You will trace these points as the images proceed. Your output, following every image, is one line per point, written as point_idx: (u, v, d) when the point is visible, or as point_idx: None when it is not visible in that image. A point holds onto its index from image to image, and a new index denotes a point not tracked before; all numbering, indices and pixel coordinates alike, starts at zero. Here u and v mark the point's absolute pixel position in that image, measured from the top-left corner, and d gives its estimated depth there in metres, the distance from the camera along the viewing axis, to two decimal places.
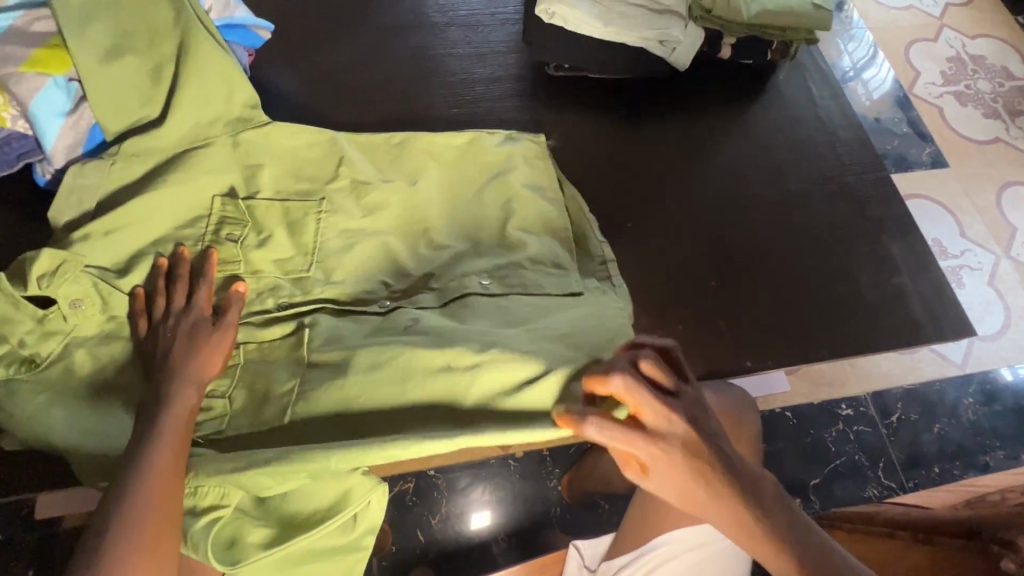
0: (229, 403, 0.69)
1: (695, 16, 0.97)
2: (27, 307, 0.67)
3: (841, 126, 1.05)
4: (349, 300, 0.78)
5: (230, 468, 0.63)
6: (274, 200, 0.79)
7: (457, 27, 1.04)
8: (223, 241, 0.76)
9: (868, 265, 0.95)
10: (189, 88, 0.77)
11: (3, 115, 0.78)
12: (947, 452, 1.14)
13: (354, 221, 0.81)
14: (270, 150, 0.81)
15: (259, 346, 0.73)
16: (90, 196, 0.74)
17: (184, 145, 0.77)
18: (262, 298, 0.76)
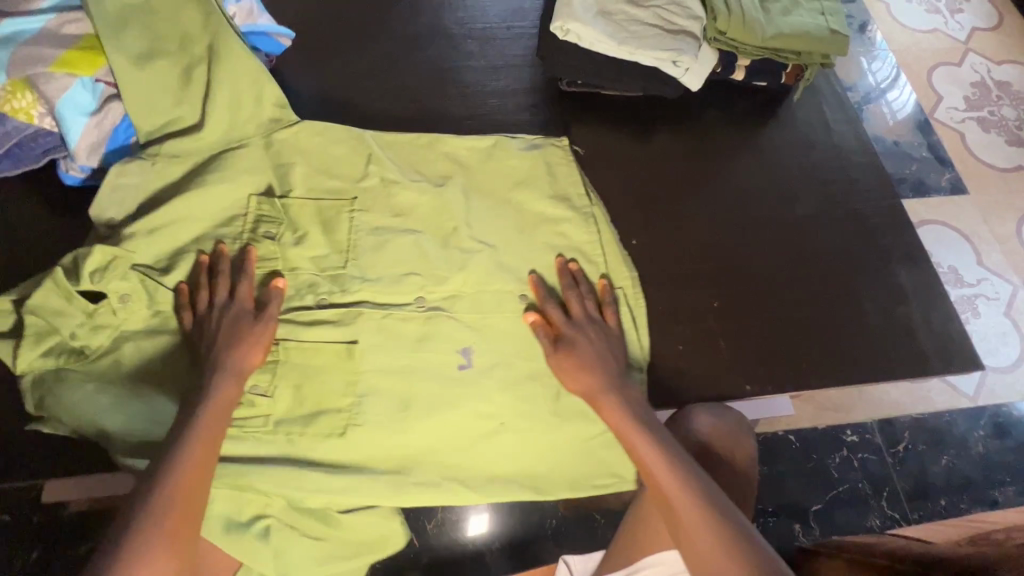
0: (274, 403, 0.73)
1: (707, 37, 0.94)
2: (79, 301, 0.70)
3: (856, 151, 1.04)
4: (385, 296, 0.80)
5: (284, 478, 0.71)
6: (306, 198, 0.82)
7: (473, 40, 1.06)
8: (261, 239, 0.78)
9: (877, 291, 0.94)
10: (220, 92, 0.80)
11: (31, 112, 0.80)
12: (954, 485, 1.13)
13: (384, 220, 0.83)
14: (300, 150, 0.84)
15: (299, 345, 0.75)
16: (132, 196, 0.77)
17: (209, 149, 0.80)
18: (301, 295, 0.77)
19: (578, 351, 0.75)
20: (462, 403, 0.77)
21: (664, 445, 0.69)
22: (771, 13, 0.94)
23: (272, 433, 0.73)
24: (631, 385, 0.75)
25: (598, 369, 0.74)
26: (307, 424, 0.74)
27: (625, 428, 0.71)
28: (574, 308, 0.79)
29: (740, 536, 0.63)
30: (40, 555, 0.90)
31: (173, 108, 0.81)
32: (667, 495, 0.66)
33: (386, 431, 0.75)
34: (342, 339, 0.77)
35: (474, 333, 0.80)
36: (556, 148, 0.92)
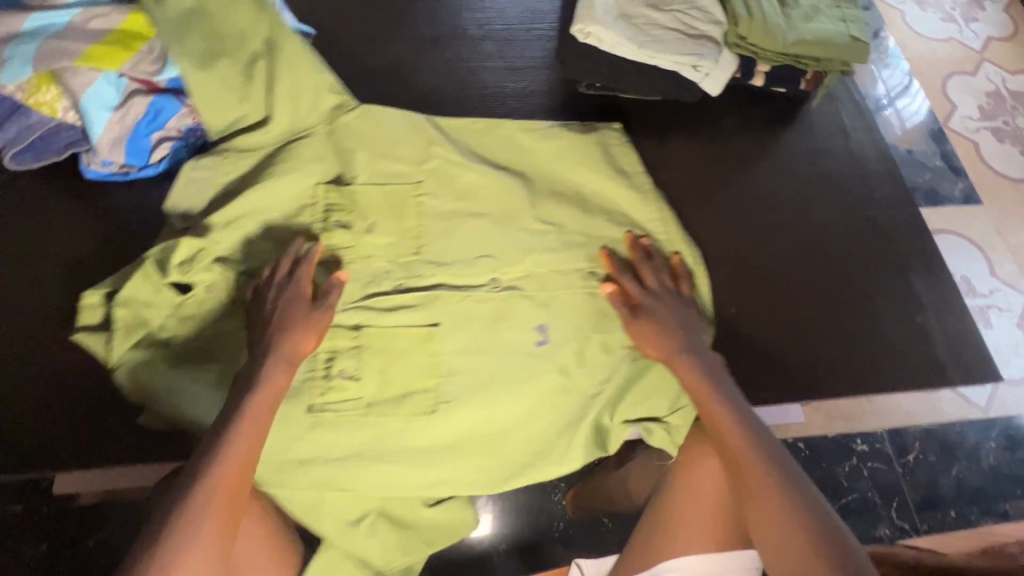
0: (361, 386, 0.75)
1: (728, 43, 0.93)
2: (166, 293, 0.75)
3: (874, 159, 1.04)
4: (461, 279, 0.81)
5: (371, 461, 0.75)
6: (373, 184, 0.82)
7: (492, 41, 1.06)
8: (336, 227, 0.79)
9: (893, 300, 0.94)
10: (280, 82, 0.81)
11: (55, 106, 0.81)
12: (964, 497, 1.12)
13: (450, 205, 0.83)
14: (359, 135, 0.83)
15: (381, 330, 0.77)
16: (205, 189, 0.80)
17: (256, 143, 0.81)
18: (378, 281, 0.79)
19: (655, 319, 0.76)
20: (480, 403, 0.78)
21: (732, 404, 0.73)
22: (793, 18, 0.94)
23: (364, 415, 0.75)
24: (706, 350, 0.77)
25: (674, 337, 0.76)
26: (398, 405, 0.76)
27: (695, 384, 0.74)
28: (650, 280, 0.79)
29: (800, 490, 0.66)
30: (49, 546, 0.97)
31: (233, 100, 0.82)
32: (729, 447, 0.70)
33: (397, 428, 0.76)
34: (424, 323, 0.78)
35: (491, 334, 0.80)
36: (614, 133, 0.93)
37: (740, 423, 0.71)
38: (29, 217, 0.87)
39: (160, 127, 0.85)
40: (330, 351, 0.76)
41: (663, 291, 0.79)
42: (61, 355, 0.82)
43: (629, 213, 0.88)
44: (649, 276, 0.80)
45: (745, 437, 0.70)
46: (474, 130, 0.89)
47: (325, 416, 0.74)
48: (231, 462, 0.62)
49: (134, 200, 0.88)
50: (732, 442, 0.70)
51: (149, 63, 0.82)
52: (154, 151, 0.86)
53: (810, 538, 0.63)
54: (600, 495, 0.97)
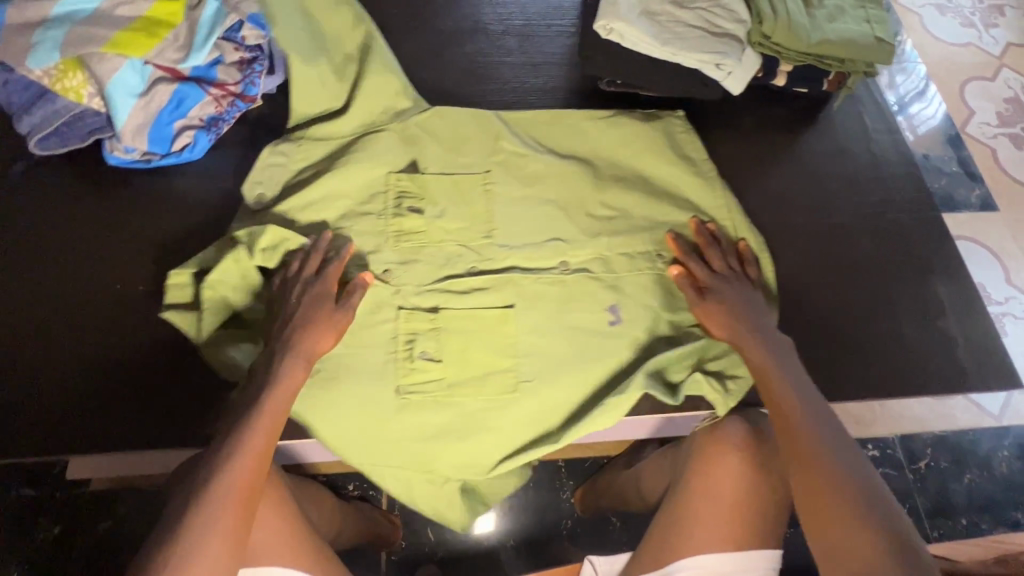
0: (445, 366, 0.77)
1: (751, 41, 0.93)
2: (253, 276, 0.76)
3: (895, 162, 1.03)
4: (531, 262, 0.84)
5: (438, 447, 0.76)
6: (442, 174, 0.86)
7: (512, 36, 1.06)
8: (408, 213, 0.83)
9: (913, 304, 0.93)
10: (367, 80, 0.88)
11: (81, 92, 0.81)
12: (975, 505, 1.14)
13: (518, 191, 0.87)
14: (432, 132, 0.89)
15: (459, 312, 0.80)
16: (281, 174, 0.84)
17: (344, 136, 0.86)
18: (452, 264, 0.82)
19: (725, 300, 0.77)
20: (498, 398, 0.77)
21: (799, 390, 0.70)
22: (817, 18, 0.93)
23: (448, 395, 0.77)
24: (775, 334, 0.76)
25: (743, 317, 0.76)
26: (481, 384, 0.77)
27: (763, 364, 0.73)
28: (717, 263, 0.81)
29: (861, 482, 0.63)
30: (61, 529, 1.05)
31: (313, 94, 0.88)
32: (796, 433, 0.67)
33: (406, 420, 0.75)
34: (500, 305, 0.81)
35: (511, 329, 0.80)
36: (676, 120, 0.95)
37: (806, 409, 0.68)
38: (50, 203, 0.88)
39: (182, 116, 0.86)
40: (411, 333, 0.78)
41: (731, 274, 0.81)
42: (71, 340, 0.81)
43: (648, 211, 0.87)
44: (717, 258, 0.81)
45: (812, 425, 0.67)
46: (537, 122, 0.92)
47: (412, 398, 0.76)
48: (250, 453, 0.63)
49: (156, 187, 0.89)
50: (798, 429, 0.67)
51: (174, 50, 0.83)
52: (176, 139, 0.87)
53: (872, 531, 0.60)
54: (609, 495, 1.00)
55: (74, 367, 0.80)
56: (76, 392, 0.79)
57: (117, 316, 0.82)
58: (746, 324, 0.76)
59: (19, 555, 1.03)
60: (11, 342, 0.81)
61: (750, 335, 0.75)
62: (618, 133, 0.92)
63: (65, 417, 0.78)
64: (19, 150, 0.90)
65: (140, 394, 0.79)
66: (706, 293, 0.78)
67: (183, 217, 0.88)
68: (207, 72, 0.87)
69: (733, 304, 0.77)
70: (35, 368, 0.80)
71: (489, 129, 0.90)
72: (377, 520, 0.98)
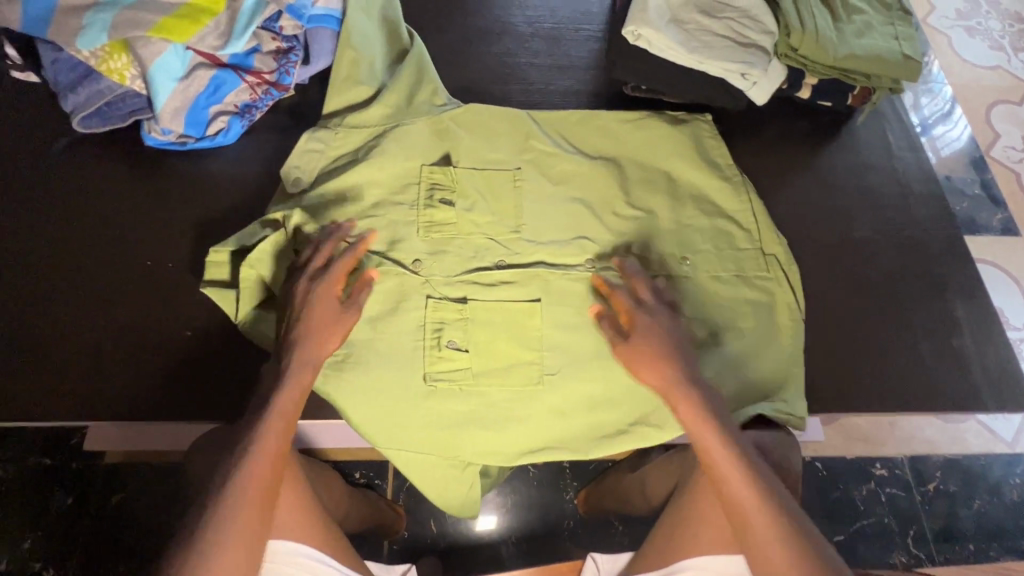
0: (470, 356, 0.79)
1: (779, 53, 0.94)
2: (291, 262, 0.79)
3: (917, 180, 1.03)
4: (555, 258, 0.85)
5: (459, 436, 0.77)
6: (475, 169, 0.88)
7: (541, 39, 1.08)
8: (439, 204, 0.85)
9: (930, 323, 0.93)
10: (403, 76, 0.91)
11: (125, 74, 0.85)
12: (984, 532, 1.14)
13: (547, 188, 0.89)
14: (464, 127, 0.90)
15: (484, 303, 0.82)
16: (317, 161, 0.86)
17: (378, 126, 0.88)
18: (481, 256, 0.84)
19: (651, 337, 0.72)
20: (510, 392, 0.79)
21: (756, 475, 0.66)
22: (845, 33, 0.93)
23: (474, 383, 0.78)
24: (708, 388, 0.72)
25: (672, 362, 0.71)
26: (505, 374, 0.79)
27: (712, 446, 0.67)
28: (643, 292, 0.76)
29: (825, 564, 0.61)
30: (75, 499, 1.08)
31: (354, 85, 0.90)
32: (753, 523, 0.64)
33: (433, 407, 0.77)
34: (526, 298, 0.83)
35: (528, 325, 0.81)
36: (704, 125, 0.96)
37: (763, 495, 0.64)
38: (87, 179, 0.91)
39: (218, 102, 0.90)
40: (439, 322, 0.79)
41: (654, 305, 0.75)
42: (99, 312, 0.84)
43: (669, 217, 0.89)
44: (641, 290, 0.77)
45: (773, 513, 0.63)
46: (569, 123, 0.94)
47: (440, 385, 0.77)
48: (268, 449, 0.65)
49: (188, 169, 0.92)
50: (757, 518, 0.64)
51: (215, 37, 0.85)
52: (211, 124, 0.90)
53: None
54: (612, 495, 1.00)
55: (100, 339, 0.82)
56: (100, 363, 0.81)
57: (144, 292, 0.85)
58: (675, 366, 0.71)
59: (36, 521, 1.06)
60: (42, 311, 0.83)
61: (682, 380, 0.70)
62: (639, 137, 0.93)
63: (88, 386, 0.80)
64: (61, 128, 0.94)
65: (161, 369, 0.82)
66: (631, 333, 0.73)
67: (212, 199, 0.90)
68: (244, 60, 0.90)
69: (657, 342, 0.72)
70: (64, 337, 0.82)
71: (521, 127, 0.91)
72: (381, 507, 0.99)
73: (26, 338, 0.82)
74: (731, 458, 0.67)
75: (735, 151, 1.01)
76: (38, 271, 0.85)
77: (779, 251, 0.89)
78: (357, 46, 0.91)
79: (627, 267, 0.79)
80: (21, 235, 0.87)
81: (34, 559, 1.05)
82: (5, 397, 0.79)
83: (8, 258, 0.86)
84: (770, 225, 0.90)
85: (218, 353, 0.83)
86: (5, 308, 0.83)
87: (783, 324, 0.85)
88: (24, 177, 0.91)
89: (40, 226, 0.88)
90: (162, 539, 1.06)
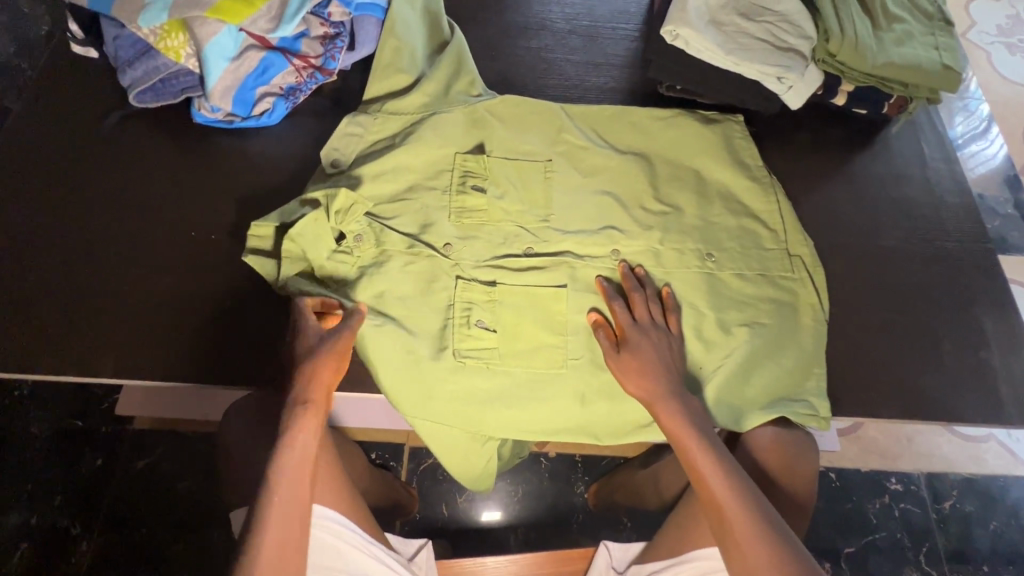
0: (495, 338, 0.81)
1: (816, 58, 0.94)
2: (329, 238, 0.81)
3: (950, 192, 1.02)
4: (582, 249, 0.87)
5: (484, 414, 0.79)
6: (508, 159, 0.90)
7: (577, 36, 1.09)
8: (472, 191, 0.87)
9: (957, 334, 0.92)
10: (442, 65, 0.94)
11: (180, 52, 0.89)
12: (999, 553, 1.12)
13: (577, 180, 0.90)
14: (499, 117, 0.92)
15: (511, 287, 0.84)
16: (355, 143, 0.89)
17: (418, 113, 0.90)
18: (509, 243, 0.86)
19: (640, 354, 0.76)
20: (532, 375, 0.80)
21: (732, 472, 0.70)
22: (885, 41, 0.94)
23: (497, 364, 0.80)
24: (689, 397, 0.76)
25: (657, 376, 0.75)
26: (529, 358, 0.81)
27: (691, 446, 0.72)
28: (640, 308, 0.80)
29: (793, 560, 0.64)
30: (103, 462, 1.12)
31: (395, 72, 0.93)
32: (727, 516, 0.68)
33: (460, 384, 0.79)
34: (552, 283, 0.85)
35: (552, 312, 0.83)
36: (735, 126, 0.97)
37: (738, 493, 0.69)
38: (137, 152, 0.95)
39: (265, 83, 0.93)
40: (467, 303, 0.82)
41: (648, 325, 0.79)
42: (141, 278, 0.88)
43: (697, 214, 0.90)
44: (638, 305, 0.81)
45: (750, 512, 0.67)
46: (601, 118, 0.95)
47: (468, 361, 0.79)
48: (294, 489, 0.69)
49: (233, 147, 0.96)
50: (730, 515, 0.68)
51: (266, 21, 0.88)
52: (257, 104, 0.94)
53: None
54: (624, 490, 1.01)
55: (143, 303, 0.86)
56: (140, 326, 0.85)
57: (186, 261, 0.89)
58: (660, 392, 0.75)
59: (64, 481, 1.10)
60: (90, 274, 0.88)
61: (665, 406, 0.74)
62: (671, 134, 0.95)
63: (129, 348, 0.84)
64: (115, 104, 0.99)
65: (200, 334, 0.85)
66: (620, 348, 0.78)
67: (253, 175, 0.94)
68: (292, 44, 0.94)
69: (645, 360, 0.76)
70: (107, 301, 0.86)
71: (554, 121, 0.93)
72: (395, 487, 1.01)
73: (72, 299, 0.86)
74: (714, 465, 0.71)
75: (765, 154, 1.01)
76: (87, 237, 0.90)
77: (804, 253, 0.90)
78: (399, 35, 0.94)
79: (631, 278, 0.83)
80: (73, 201, 0.92)
81: (60, 516, 1.08)
82: (53, 353, 0.83)
83: (60, 222, 0.90)
84: (797, 227, 0.91)
85: (254, 322, 0.86)
86: (54, 270, 0.88)
87: (806, 326, 0.86)
88: (79, 148, 0.95)
89: (91, 194, 0.92)
90: (185, 504, 1.10)
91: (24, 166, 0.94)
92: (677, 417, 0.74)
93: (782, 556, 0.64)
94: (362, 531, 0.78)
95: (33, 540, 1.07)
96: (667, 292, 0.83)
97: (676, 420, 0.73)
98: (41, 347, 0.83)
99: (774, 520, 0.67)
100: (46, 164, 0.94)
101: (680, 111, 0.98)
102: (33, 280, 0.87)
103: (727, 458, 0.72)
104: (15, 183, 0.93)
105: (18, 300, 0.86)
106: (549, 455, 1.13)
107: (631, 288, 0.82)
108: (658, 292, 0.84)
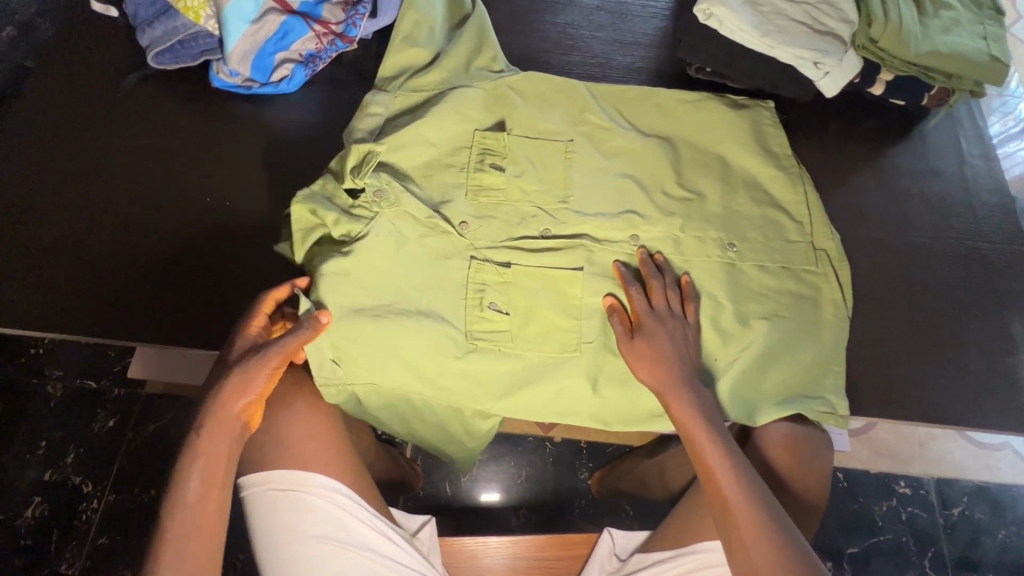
0: (509, 319, 0.80)
1: (856, 44, 0.90)
2: (342, 197, 0.78)
3: (986, 191, 0.98)
4: (600, 232, 0.85)
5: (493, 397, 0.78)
6: (527, 138, 0.88)
7: (606, 13, 1.06)
8: (490, 169, 0.85)
9: (983, 338, 0.89)
10: (465, 38, 0.91)
11: (200, 14, 0.90)
12: (1006, 562, 1.11)
13: (598, 162, 0.88)
14: (520, 95, 0.90)
15: (527, 267, 0.82)
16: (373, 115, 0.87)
17: (439, 87, 0.87)
18: (526, 224, 0.84)
19: (655, 343, 0.75)
20: (546, 359, 0.79)
21: (740, 469, 0.69)
22: (929, 29, 0.89)
23: (509, 345, 0.79)
24: (702, 387, 0.75)
25: (671, 366, 0.74)
26: (541, 342, 0.80)
27: (699, 437, 0.71)
28: (657, 295, 0.79)
29: (795, 558, 0.63)
30: (116, 423, 1.13)
31: (415, 44, 0.90)
32: (732, 510, 0.67)
33: (471, 366, 0.78)
34: (569, 266, 0.83)
35: (567, 295, 0.82)
36: (766, 112, 0.93)
37: (745, 488, 0.68)
38: (155, 114, 0.94)
39: (284, 48, 0.92)
40: (481, 283, 0.81)
41: (654, 325, 0.76)
42: (154, 242, 0.87)
43: (723, 201, 0.87)
44: (656, 293, 0.79)
45: (754, 505, 0.67)
46: (626, 98, 0.92)
47: (482, 343, 0.79)
48: (205, 490, 0.68)
49: (250, 112, 0.94)
50: (736, 509, 0.67)
51: None
52: (276, 70, 0.93)
53: None
54: (628, 479, 1.01)
55: (156, 267, 0.86)
56: (153, 289, 0.85)
57: (199, 227, 0.88)
58: (667, 391, 0.73)
59: (78, 439, 1.12)
60: (105, 235, 0.87)
61: (677, 402, 0.73)
62: (698, 118, 0.92)
63: (139, 311, 0.84)
64: (135, 63, 0.98)
65: (210, 302, 0.85)
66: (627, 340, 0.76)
67: (270, 144, 0.93)
68: (313, 10, 0.92)
69: (648, 371, 0.74)
70: (121, 261, 0.86)
71: (578, 100, 0.91)
72: (401, 464, 1.02)
73: (86, 257, 0.86)
74: (725, 464, 0.69)
75: (795, 143, 0.98)
76: (103, 197, 0.89)
77: (830, 247, 0.87)
78: (420, 6, 0.90)
79: (650, 265, 0.81)
80: (92, 161, 0.91)
81: (74, 474, 1.10)
82: (66, 312, 0.84)
83: (77, 181, 0.90)
84: (823, 220, 0.88)
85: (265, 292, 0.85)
86: (71, 229, 0.88)
87: (826, 324, 0.83)
88: (98, 106, 0.95)
89: (109, 156, 0.92)
90: None
91: (45, 122, 0.94)
92: (688, 417, 0.72)
93: (782, 550, 0.64)
94: (366, 504, 0.79)
95: (47, 495, 1.09)
96: (688, 279, 0.81)
97: (684, 425, 0.72)
98: (55, 305, 0.84)
99: (782, 519, 0.66)
100: (65, 122, 0.94)
101: (708, 94, 0.94)
102: (52, 238, 0.87)
103: (734, 450, 0.71)
104: (34, 141, 0.92)
105: (35, 258, 0.86)
106: (554, 440, 1.12)
107: (658, 280, 0.80)
108: (678, 278, 0.82)
